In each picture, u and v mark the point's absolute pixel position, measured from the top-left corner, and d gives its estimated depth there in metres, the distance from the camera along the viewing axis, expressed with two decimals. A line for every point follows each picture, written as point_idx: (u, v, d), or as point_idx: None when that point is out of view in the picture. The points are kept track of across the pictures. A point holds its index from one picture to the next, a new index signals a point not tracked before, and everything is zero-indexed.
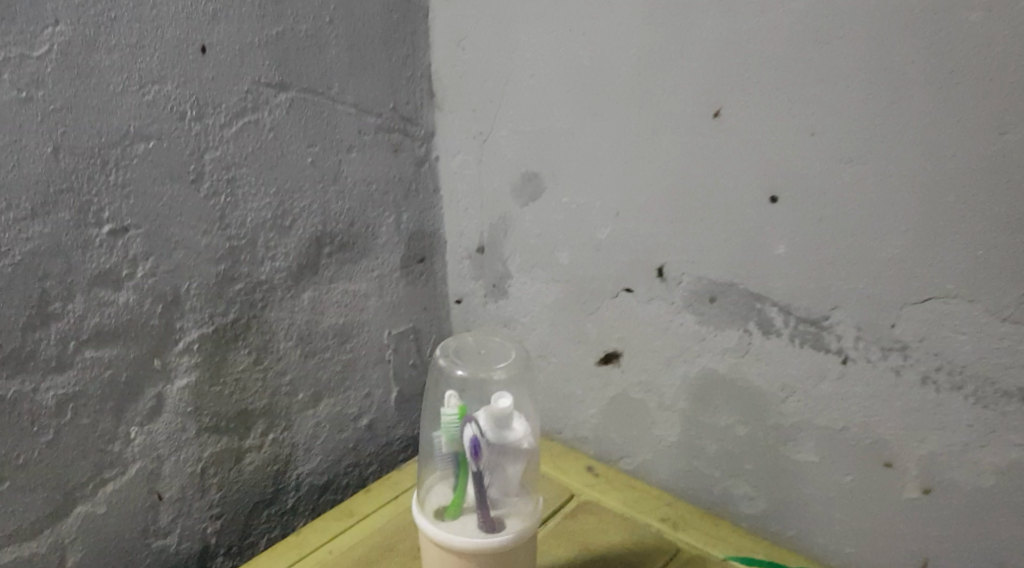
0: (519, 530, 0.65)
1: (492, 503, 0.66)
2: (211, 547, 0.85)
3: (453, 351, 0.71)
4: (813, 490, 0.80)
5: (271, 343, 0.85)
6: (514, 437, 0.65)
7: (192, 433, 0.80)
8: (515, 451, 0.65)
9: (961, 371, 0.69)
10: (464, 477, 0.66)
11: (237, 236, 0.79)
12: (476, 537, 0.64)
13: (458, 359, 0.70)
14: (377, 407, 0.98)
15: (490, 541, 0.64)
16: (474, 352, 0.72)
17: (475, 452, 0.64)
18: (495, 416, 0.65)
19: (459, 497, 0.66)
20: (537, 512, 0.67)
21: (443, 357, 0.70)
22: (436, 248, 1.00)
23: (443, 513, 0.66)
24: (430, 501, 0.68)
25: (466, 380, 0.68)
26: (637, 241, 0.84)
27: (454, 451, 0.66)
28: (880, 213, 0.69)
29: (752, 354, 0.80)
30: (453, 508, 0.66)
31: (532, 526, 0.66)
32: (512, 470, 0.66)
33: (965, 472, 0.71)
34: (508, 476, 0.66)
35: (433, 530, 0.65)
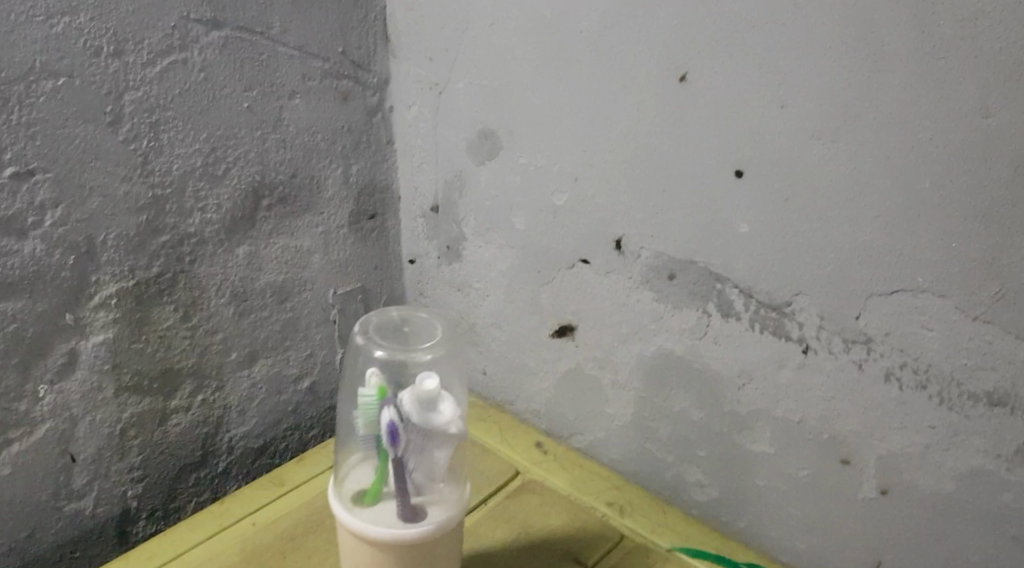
0: (441, 520, 0.61)
1: (414, 490, 0.62)
2: (132, 511, 0.82)
3: (373, 328, 0.66)
4: (765, 483, 0.75)
5: (201, 300, 0.80)
6: (440, 420, 0.61)
7: (109, 392, 0.76)
8: (442, 436, 0.61)
9: (926, 370, 0.63)
10: (384, 462, 0.61)
11: (162, 184, 0.74)
12: (393, 527, 0.59)
13: (379, 337, 0.65)
14: (320, 369, 0.93)
15: (408, 531, 0.60)
16: (396, 330, 0.67)
17: (393, 437, 0.59)
18: (420, 397, 0.60)
19: (378, 482, 0.62)
20: (463, 502, 0.63)
21: (360, 336, 0.65)
22: (390, 204, 0.94)
23: (361, 498, 0.62)
24: (349, 484, 0.63)
25: (386, 361, 0.63)
26: (596, 209, 0.78)
27: (374, 435, 0.61)
28: (848, 192, 0.63)
29: (709, 337, 0.75)
30: (371, 494, 0.62)
31: (456, 516, 0.62)
32: (437, 455, 0.61)
33: (924, 475, 0.66)
34: (433, 462, 0.61)
35: (348, 518, 0.60)
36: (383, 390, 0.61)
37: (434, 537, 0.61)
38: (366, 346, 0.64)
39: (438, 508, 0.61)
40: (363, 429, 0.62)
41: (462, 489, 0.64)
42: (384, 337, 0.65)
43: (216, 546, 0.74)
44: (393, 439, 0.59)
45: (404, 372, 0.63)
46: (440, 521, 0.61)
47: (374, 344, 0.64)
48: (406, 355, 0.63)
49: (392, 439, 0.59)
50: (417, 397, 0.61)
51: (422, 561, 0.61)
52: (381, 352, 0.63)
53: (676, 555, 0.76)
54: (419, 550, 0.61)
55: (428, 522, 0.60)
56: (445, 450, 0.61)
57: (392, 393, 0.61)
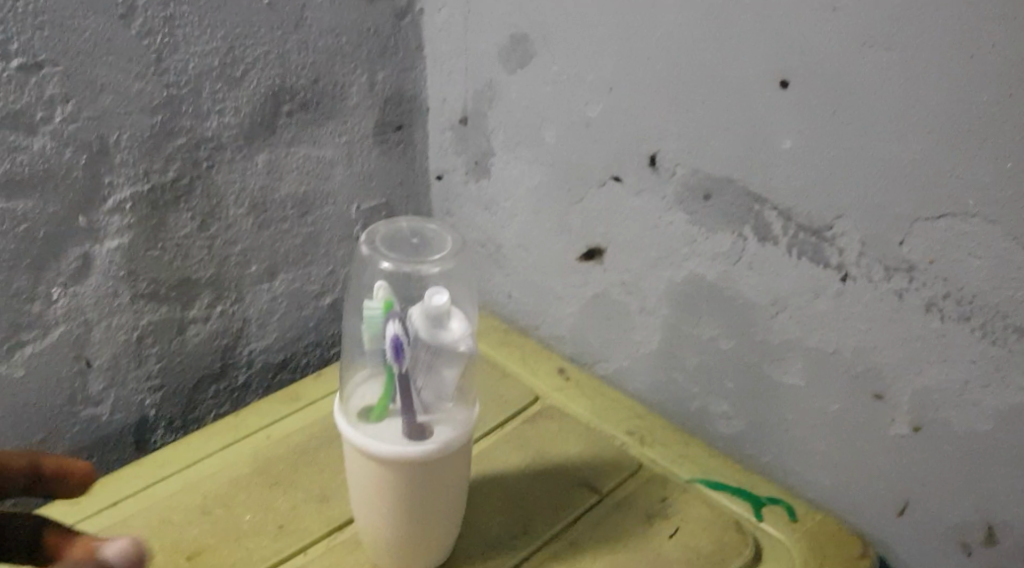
0: (448, 440, 0.59)
1: (422, 409, 0.59)
2: (150, 419, 0.82)
3: (380, 239, 0.63)
4: (794, 416, 0.72)
5: (219, 207, 0.78)
6: (450, 338, 0.58)
7: (125, 298, 0.75)
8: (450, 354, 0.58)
9: (970, 301, 0.59)
10: (390, 379, 0.59)
11: (177, 83, 0.71)
12: (398, 445, 0.58)
13: (386, 248, 0.62)
14: (342, 285, 0.91)
15: (413, 449, 0.58)
16: (405, 243, 0.63)
17: (397, 353, 0.57)
18: (428, 314, 0.58)
19: (384, 399, 0.59)
20: (472, 422, 0.60)
21: (366, 247, 0.62)
22: (417, 116, 0.90)
23: (368, 415, 0.60)
24: (356, 398, 0.61)
25: (392, 272, 0.60)
26: (630, 122, 0.74)
27: (379, 349, 0.59)
28: (900, 105, 0.58)
29: (743, 262, 0.71)
30: (376, 411, 0.59)
31: (465, 436, 0.60)
32: (446, 374, 0.59)
33: (961, 413, 0.62)
34: (442, 381, 0.59)
35: (353, 433, 0.59)
36: (389, 304, 0.58)
37: (441, 456, 0.59)
38: (371, 257, 0.61)
39: (445, 426, 0.59)
40: (369, 344, 0.59)
41: (473, 409, 0.61)
42: (392, 249, 0.62)
43: (229, 456, 0.74)
44: (398, 354, 0.57)
45: (411, 285, 0.60)
46: (447, 440, 0.59)
47: (381, 256, 0.61)
48: (414, 268, 0.60)
49: (397, 354, 0.57)
50: (426, 313, 0.58)
51: (428, 479, 0.59)
52: (387, 264, 0.60)
53: (696, 486, 0.73)
54: (425, 469, 0.59)
55: (434, 441, 0.58)
56: (455, 370, 0.59)
57: (400, 308, 0.59)
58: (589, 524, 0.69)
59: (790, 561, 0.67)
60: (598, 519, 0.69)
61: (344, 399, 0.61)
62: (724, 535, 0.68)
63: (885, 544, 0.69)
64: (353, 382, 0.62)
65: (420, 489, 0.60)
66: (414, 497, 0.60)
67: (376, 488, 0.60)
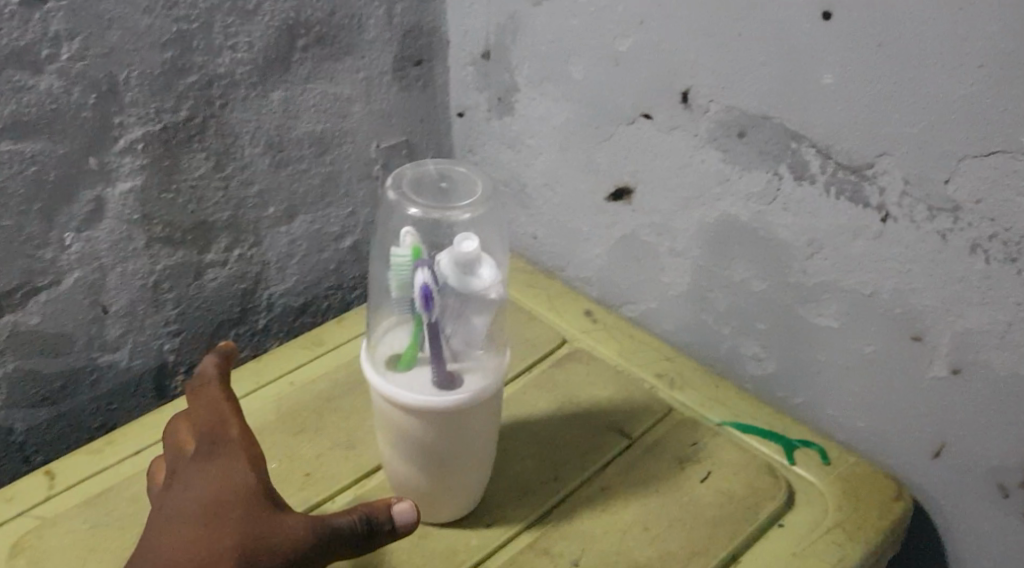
0: (477, 390, 0.57)
1: (452, 356, 0.58)
2: (170, 364, 0.81)
3: (407, 183, 0.60)
4: (828, 359, 0.70)
5: (233, 148, 0.75)
6: (479, 285, 0.57)
7: (141, 243, 0.73)
8: (480, 301, 0.57)
9: (1019, 243, 0.57)
10: (418, 326, 0.57)
11: (187, 18, 0.68)
12: (426, 395, 0.56)
13: (413, 192, 0.59)
14: (362, 227, 0.89)
15: (442, 399, 0.56)
16: (433, 186, 0.61)
17: (426, 302, 0.55)
18: (458, 260, 0.56)
19: (412, 348, 0.58)
20: (503, 370, 0.59)
21: (393, 192, 0.59)
22: (436, 50, 0.87)
23: (396, 363, 0.58)
24: (383, 345, 0.60)
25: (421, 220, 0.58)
26: (662, 56, 0.71)
27: (407, 297, 0.57)
28: (953, 36, 0.55)
29: (779, 202, 0.68)
30: (405, 360, 0.58)
31: (496, 385, 0.58)
32: (475, 322, 0.57)
33: (1003, 356, 0.60)
34: (471, 329, 0.57)
35: (381, 382, 0.57)
36: (418, 250, 0.57)
37: (469, 406, 0.57)
38: (399, 203, 0.59)
39: (475, 376, 0.58)
40: (397, 292, 0.57)
41: (504, 358, 0.60)
42: (419, 193, 0.59)
43: (253, 403, 0.73)
44: (427, 303, 0.55)
45: (442, 231, 0.58)
46: (476, 390, 0.57)
47: (408, 201, 0.59)
48: (442, 214, 0.58)
49: (426, 303, 0.55)
50: (454, 259, 0.56)
51: (456, 429, 0.58)
52: (415, 211, 0.58)
53: (726, 430, 0.72)
54: (453, 419, 0.58)
55: (463, 391, 0.57)
56: (484, 317, 0.58)
57: (428, 255, 0.57)
58: (619, 468, 0.68)
59: (823, 505, 0.66)
60: (628, 464, 0.68)
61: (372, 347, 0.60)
62: (756, 478, 0.67)
63: (920, 487, 0.68)
64: (380, 330, 0.60)
65: (448, 439, 0.59)
66: (442, 447, 0.59)
67: (404, 437, 0.59)
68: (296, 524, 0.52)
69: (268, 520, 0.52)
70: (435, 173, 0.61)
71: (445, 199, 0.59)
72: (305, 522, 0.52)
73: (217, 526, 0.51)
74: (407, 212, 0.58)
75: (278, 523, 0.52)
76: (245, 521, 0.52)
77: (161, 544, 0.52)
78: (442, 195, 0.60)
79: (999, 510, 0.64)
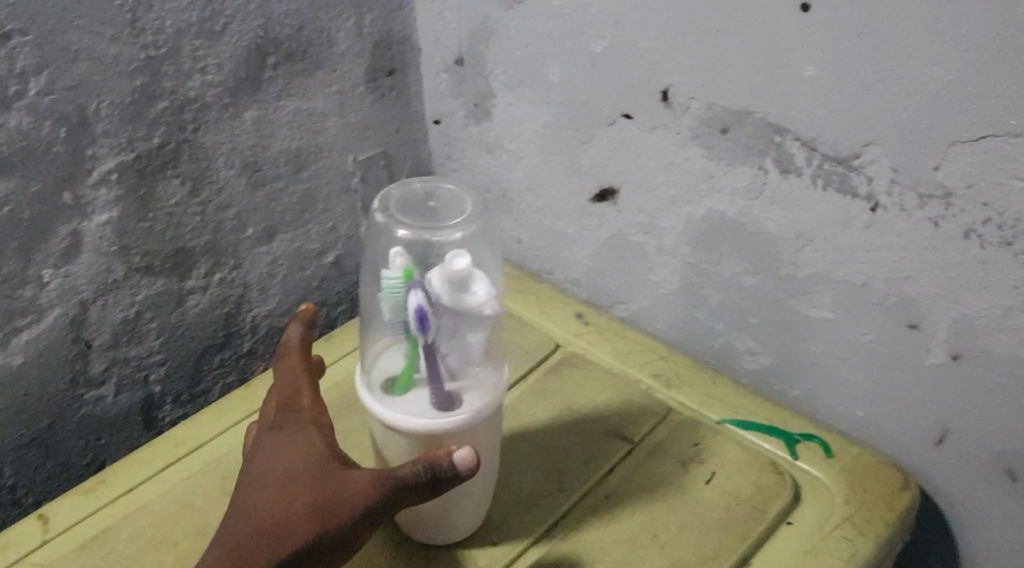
0: (476, 411, 0.56)
1: (449, 376, 0.57)
2: (157, 395, 0.79)
3: (394, 204, 0.59)
4: (823, 350, 0.70)
5: (209, 172, 0.74)
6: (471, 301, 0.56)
7: (120, 274, 0.72)
8: (474, 318, 0.56)
9: (1012, 226, 0.57)
10: (413, 347, 0.56)
11: (155, 44, 0.66)
12: (425, 418, 0.55)
13: (401, 213, 0.59)
14: (344, 242, 0.88)
15: (441, 422, 0.55)
16: (420, 206, 0.60)
17: (422, 324, 0.54)
18: (449, 279, 0.55)
19: (407, 369, 0.57)
20: (502, 387, 0.58)
21: (382, 215, 0.59)
22: (409, 59, 0.86)
23: (392, 387, 0.57)
24: (377, 369, 0.59)
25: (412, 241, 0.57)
26: (639, 55, 0.70)
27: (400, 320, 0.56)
28: (933, 22, 0.55)
29: (766, 196, 0.68)
30: (400, 383, 0.57)
31: (496, 403, 0.58)
32: (471, 339, 0.56)
33: (1003, 339, 0.60)
34: (466, 347, 0.56)
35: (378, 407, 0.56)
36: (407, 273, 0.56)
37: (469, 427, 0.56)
38: (388, 225, 0.58)
39: (472, 397, 0.57)
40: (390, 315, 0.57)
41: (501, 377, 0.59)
42: (409, 214, 0.59)
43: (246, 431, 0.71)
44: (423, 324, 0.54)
45: (432, 250, 0.57)
46: (476, 411, 0.56)
47: (397, 223, 0.58)
48: (433, 234, 0.57)
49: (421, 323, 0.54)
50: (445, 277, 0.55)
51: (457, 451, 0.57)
52: (405, 233, 0.57)
53: (727, 427, 0.72)
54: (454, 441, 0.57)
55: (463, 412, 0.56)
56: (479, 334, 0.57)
57: (420, 275, 0.56)
58: (623, 475, 0.67)
59: (829, 499, 0.65)
60: (632, 469, 0.68)
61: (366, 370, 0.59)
62: (761, 477, 0.67)
63: (925, 473, 0.68)
64: (375, 353, 0.59)
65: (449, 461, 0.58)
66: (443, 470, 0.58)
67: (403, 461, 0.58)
68: (360, 475, 0.54)
69: (340, 474, 0.54)
70: (422, 193, 0.61)
71: (436, 220, 0.59)
72: (372, 476, 0.53)
73: (290, 483, 0.54)
74: (397, 234, 0.58)
75: (346, 479, 0.54)
76: (316, 478, 0.54)
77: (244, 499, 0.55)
78: (431, 215, 0.59)
79: (1006, 492, 0.64)
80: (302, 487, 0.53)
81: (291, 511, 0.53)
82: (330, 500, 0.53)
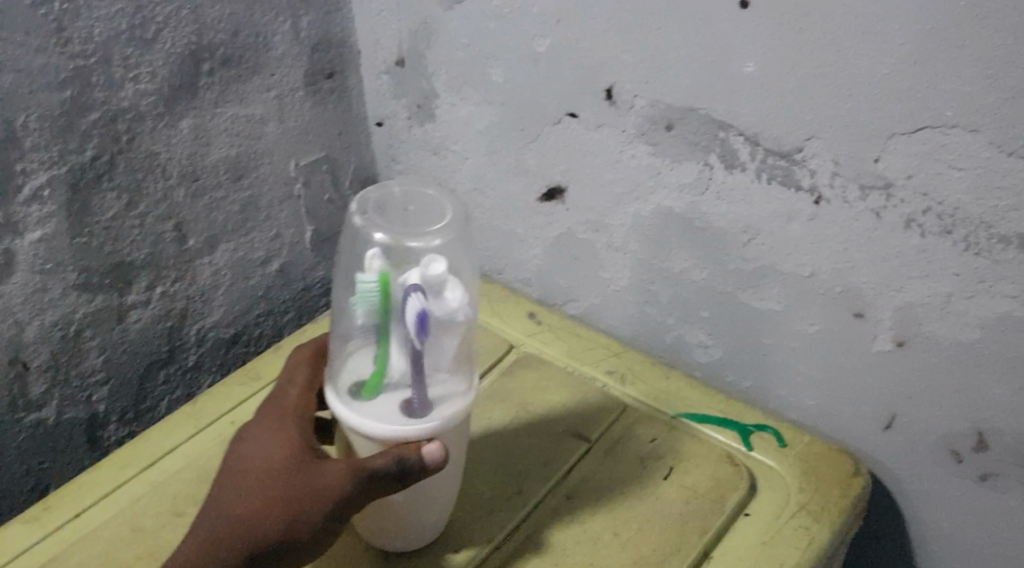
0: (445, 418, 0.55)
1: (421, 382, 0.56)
2: (101, 415, 0.77)
3: (372, 207, 0.58)
4: (773, 341, 0.71)
5: (146, 183, 0.71)
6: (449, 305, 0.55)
7: (57, 292, 0.69)
8: (451, 324, 0.55)
9: (952, 214, 0.58)
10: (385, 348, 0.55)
11: (83, 53, 0.64)
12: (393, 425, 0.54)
13: (379, 216, 0.58)
14: (289, 249, 0.86)
15: (408, 429, 0.54)
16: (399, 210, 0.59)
17: (410, 321, 0.53)
18: (427, 283, 0.54)
19: (378, 373, 0.56)
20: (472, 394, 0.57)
21: (359, 217, 0.57)
22: (348, 61, 0.84)
23: (361, 391, 0.56)
24: (346, 373, 0.57)
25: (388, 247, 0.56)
26: (582, 54, 0.70)
27: (375, 322, 0.55)
28: (869, 17, 0.56)
29: (712, 191, 0.68)
30: (369, 387, 0.56)
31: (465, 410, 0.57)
32: (444, 344, 0.56)
33: (946, 325, 0.61)
34: (439, 352, 0.56)
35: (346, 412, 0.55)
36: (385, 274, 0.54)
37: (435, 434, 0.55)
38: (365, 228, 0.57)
39: (444, 403, 0.56)
40: (364, 317, 0.55)
41: (472, 384, 0.58)
42: (386, 218, 0.58)
43: (196, 447, 0.70)
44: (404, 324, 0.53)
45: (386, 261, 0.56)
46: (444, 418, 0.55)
47: (374, 226, 0.57)
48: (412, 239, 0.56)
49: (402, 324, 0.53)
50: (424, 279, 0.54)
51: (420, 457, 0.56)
52: (383, 236, 0.56)
53: (682, 421, 0.72)
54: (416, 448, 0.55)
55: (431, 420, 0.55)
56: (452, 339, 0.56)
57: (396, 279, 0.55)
58: (582, 474, 0.68)
59: (785, 489, 0.67)
60: (591, 468, 0.68)
61: (336, 375, 0.57)
62: (717, 469, 0.68)
63: (875, 458, 0.69)
64: (345, 356, 0.58)
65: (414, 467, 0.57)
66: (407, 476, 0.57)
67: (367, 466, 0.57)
68: (332, 467, 0.54)
69: (312, 468, 0.55)
70: (402, 196, 0.59)
71: (414, 226, 0.57)
72: (342, 470, 0.54)
73: (263, 477, 0.56)
74: (373, 237, 0.57)
75: (316, 473, 0.55)
76: (288, 473, 0.55)
77: (222, 495, 0.56)
78: (410, 219, 0.58)
79: (952, 473, 0.65)
80: (275, 481, 0.55)
81: (262, 505, 0.55)
82: (298, 494, 0.54)
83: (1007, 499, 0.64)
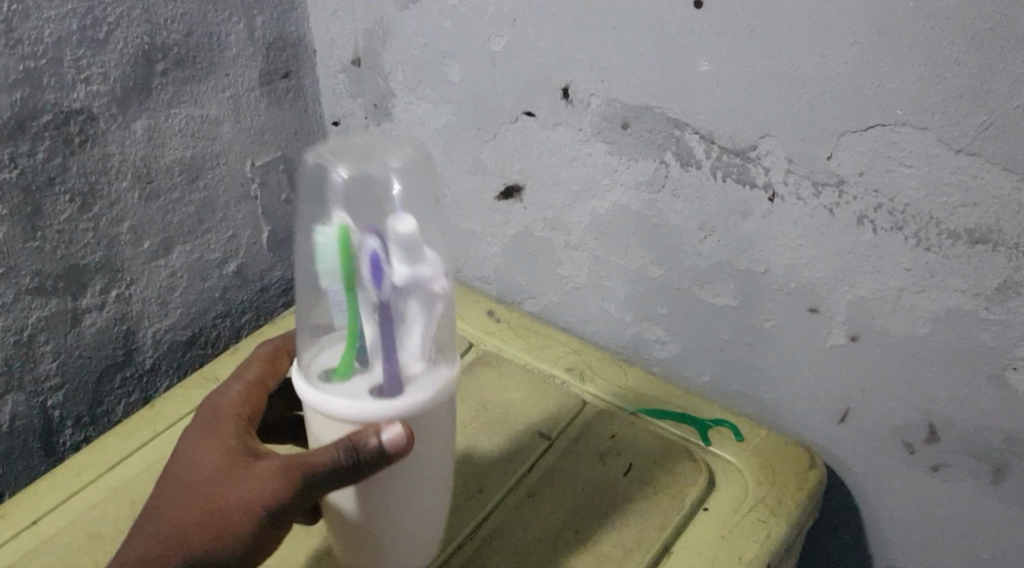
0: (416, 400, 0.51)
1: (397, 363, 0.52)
2: (56, 420, 0.75)
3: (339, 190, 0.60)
4: (730, 336, 0.72)
5: (100, 185, 0.70)
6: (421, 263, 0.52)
7: (9, 297, 0.68)
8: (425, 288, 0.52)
9: (902, 211, 0.59)
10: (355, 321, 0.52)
11: (33, 55, 0.63)
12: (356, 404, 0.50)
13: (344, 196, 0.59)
14: (246, 250, 0.85)
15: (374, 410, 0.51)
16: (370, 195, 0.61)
17: (375, 270, 0.50)
18: (395, 241, 0.51)
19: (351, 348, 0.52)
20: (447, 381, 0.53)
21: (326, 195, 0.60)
22: (304, 60, 0.84)
23: (331, 374, 0.53)
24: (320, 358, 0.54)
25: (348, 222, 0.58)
26: (537, 53, 0.70)
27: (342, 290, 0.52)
28: (817, 17, 0.57)
29: (668, 189, 0.69)
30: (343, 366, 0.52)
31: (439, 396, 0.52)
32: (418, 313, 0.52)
33: (897, 319, 0.62)
34: (412, 319, 0.52)
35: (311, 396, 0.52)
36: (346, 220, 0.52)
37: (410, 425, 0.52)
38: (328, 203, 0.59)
39: (417, 381, 0.52)
40: (328, 280, 0.52)
41: (453, 367, 0.54)
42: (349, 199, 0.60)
43: (153, 453, 0.69)
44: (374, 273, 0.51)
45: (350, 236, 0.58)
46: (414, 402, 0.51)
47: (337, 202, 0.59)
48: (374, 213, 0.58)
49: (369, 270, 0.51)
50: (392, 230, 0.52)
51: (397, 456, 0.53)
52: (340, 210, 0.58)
53: (641, 417, 0.73)
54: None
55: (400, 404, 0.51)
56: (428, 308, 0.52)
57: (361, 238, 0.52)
58: (542, 472, 0.68)
59: (743, 482, 0.67)
60: (552, 466, 0.68)
61: (312, 358, 0.54)
62: (676, 464, 0.69)
63: (832, 451, 0.70)
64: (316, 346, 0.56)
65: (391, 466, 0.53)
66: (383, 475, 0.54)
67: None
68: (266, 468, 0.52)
69: (247, 472, 0.52)
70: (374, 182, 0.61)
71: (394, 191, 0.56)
72: (276, 472, 0.51)
73: (200, 490, 0.54)
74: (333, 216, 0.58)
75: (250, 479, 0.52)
76: (223, 483, 0.53)
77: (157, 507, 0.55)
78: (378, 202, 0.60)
79: (907, 464, 0.67)
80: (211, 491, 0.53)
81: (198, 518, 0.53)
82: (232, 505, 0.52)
83: (958, 489, 0.65)
